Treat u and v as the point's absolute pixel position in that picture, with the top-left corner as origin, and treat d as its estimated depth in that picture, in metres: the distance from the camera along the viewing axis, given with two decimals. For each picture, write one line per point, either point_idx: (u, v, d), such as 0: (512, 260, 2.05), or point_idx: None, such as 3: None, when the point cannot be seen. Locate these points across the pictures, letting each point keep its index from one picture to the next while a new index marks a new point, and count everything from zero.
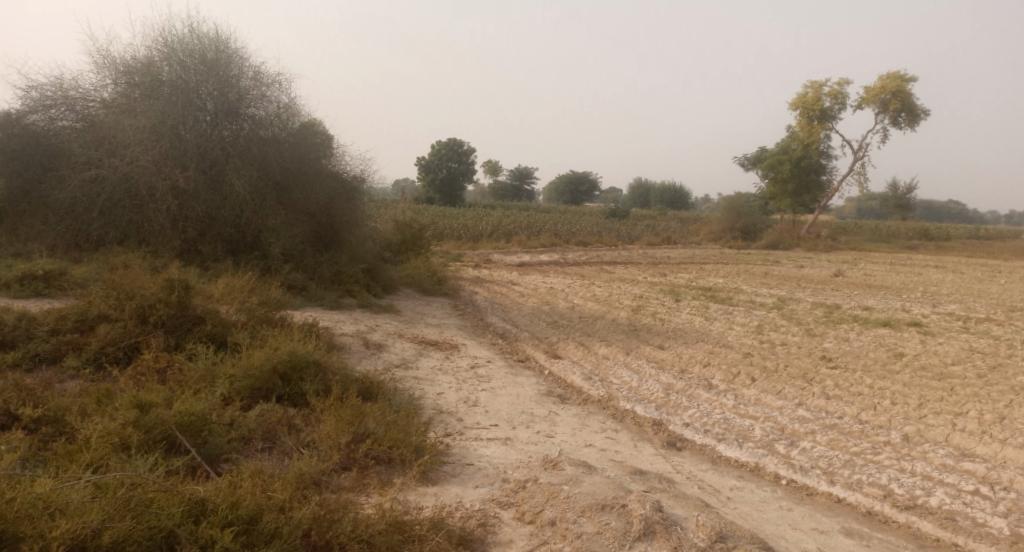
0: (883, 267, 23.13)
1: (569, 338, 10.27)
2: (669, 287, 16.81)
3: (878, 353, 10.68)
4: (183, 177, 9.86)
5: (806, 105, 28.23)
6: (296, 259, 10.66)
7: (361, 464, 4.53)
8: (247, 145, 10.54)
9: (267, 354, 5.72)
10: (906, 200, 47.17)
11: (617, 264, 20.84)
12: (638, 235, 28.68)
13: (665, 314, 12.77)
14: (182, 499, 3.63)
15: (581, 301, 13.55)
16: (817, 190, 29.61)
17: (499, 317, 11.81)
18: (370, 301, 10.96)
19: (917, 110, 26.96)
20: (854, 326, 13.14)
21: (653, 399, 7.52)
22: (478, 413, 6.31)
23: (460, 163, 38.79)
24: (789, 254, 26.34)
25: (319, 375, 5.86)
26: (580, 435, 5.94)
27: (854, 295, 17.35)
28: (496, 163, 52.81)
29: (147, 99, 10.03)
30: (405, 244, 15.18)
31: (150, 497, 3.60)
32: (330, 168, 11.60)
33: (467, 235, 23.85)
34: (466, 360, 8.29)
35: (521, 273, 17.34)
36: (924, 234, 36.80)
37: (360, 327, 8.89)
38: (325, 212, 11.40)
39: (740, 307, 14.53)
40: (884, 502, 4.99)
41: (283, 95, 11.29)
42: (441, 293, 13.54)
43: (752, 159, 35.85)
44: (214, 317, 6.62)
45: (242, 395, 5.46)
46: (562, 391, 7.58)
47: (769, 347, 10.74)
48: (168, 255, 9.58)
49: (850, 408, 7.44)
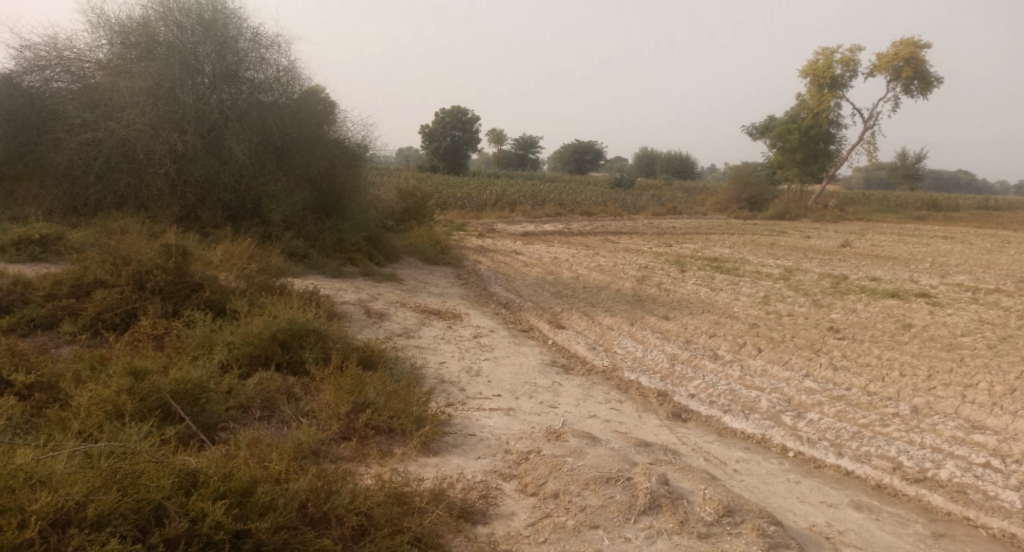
0: (891, 238, 22.90)
1: (573, 308, 10.16)
2: (674, 256, 16.66)
3: (886, 324, 10.55)
4: (181, 141, 9.70)
5: (817, 72, 27.75)
6: (297, 226, 10.53)
7: (360, 434, 4.44)
8: (246, 109, 10.36)
9: (267, 322, 5.62)
10: (915, 170, 46.64)
11: (622, 234, 20.66)
12: (643, 205, 28.43)
13: (670, 284, 12.63)
14: (172, 471, 3.52)
15: (586, 271, 13.42)
16: (825, 159, 29.24)
17: (503, 287, 11.70)
18: (373, 269, 10.86)
19: (930, 77, 26.46)
20: (861, 296, 13.00)
21: (658, 370, 7.43)
22: (481, 383, 6.22)
23: (464, 131, 38.35)
24: (796, 224, 26.08)
25: (319, 343, 5.77)
26: (584, 406, 5.85)
27: (862, 266, 17.18)
28: (501, 131, 52.29)
29: (144, 60, 9.84)
30: (408, 213, 15.03)
31: (139, 468, 3.50)
32: (332, 133, 11.42)
33: (471, 204, 23.64)
34: (469, 330, 8.20)
35: (525, 243, 17.19)
36: (932, 204, 36.44)
37: (362, 295, 8.79)
38: (326, 179, 11.24)
39: (746, 278, 14.39)
40: (893, 475, 4.91)
41: (283, 57, 11.10)
42: (444, 262, 13.42)
43: (760, 127, 35.40)
44: (213, 285, 6.52)
45: (241, 362, 5.37)
46: (566, 361, 7.49)
47: (776, 317, 10.62)
48: (167, 221, 9.45)
49: (858, 380, 7.34)
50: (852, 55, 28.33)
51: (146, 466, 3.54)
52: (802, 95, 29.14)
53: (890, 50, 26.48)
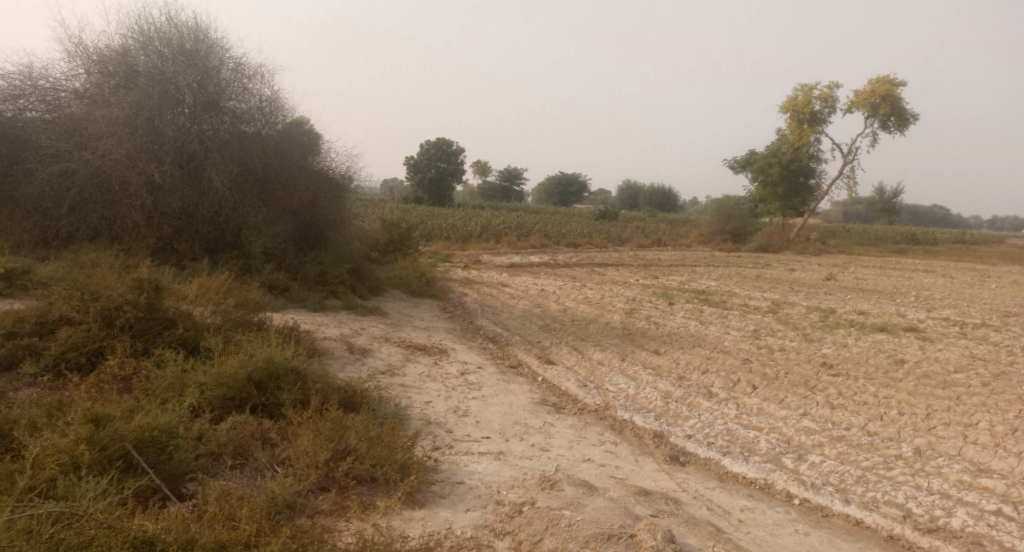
0: (874, 271, 22.95)
1: (561, 342, 9.91)
2: (661, 289, 16.51)
3: (878, 359, 10.39)
4: (159, 171, 9.43)
5: (797, 108, 28.04)
6: (278, 258, 10.24)
7: (341, 485, 4.14)
8: (227, 139, 10.12)
9: (242, 361, 5.32)
10: (893, 203, 47.20)
11: (607, 266, 20.52)
12: (628, 237, 28.39)
13: (659, 318, 12.43)
14: (125, 539, 3.25)
15: (573, 304, 13.20)
16: (806, 193, 29.40)
17: (490, 320, 11.44)
18: (356, 303, 10.58)
19: (907, 114, 26.77)
20: (850, 331, 12.86)
21: (652, 409, 7.17)
22: (469, 424, 5.94)
23: (449, 163, 38.39)
24: (780, 257, 26.11)
25: (298, 383, 5.47)
26: (577, 449, 5.58)
27: (848, 300, 17.11)
28: (485, 163, 52.40)
29: (122, 89, 9.60)
30: (392, 244, 14.79)
31: (89, 537, 3.22)
32: (316, 164, 11.18)
33: (456, 235, 23.46)
34: (456, 366, 7.91)
35: (511, 275, 16.96)
36: (911, 238, 36.73)
37: (344, 330, 8.50)
38: (308, 210, 10.98)
39: (734, 311, 14.23)
40: (904, 525, 4.67)
41: (266, 87, 10.90)
42: (429, 294, 13.15)
43: (742, 161, 35.66)
44: (187, 321, 6.22)
45: (214, 405, 5.07)
46: (557, 399, 7.22)
47: (767, 352, 10.43)
48: (142, 253, 9.15)
49: (856, 418, 7.13)
50: (831, 91, 28.70)
51: (98, 532, 3.26)
52: (783, 130, 29.41)
53: (867, 87, 26.87)
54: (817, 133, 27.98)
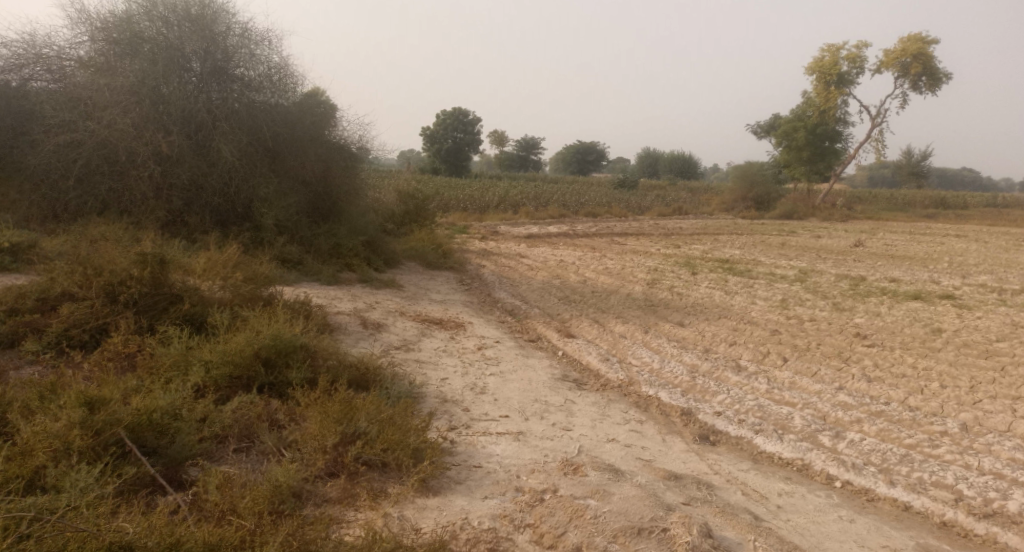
0: (904, 237, 22.29)
1: (583, 314, 9.58)
2: (684, 259, 16.08)
3: (914, 329, 9.94)
4: (167, 141, 9.16)
5: (823, 69, 27.16)
6: (290, 231, 9.99)
7: (350, 471, 3.88)
8: (235, 108, 9.82)
9: (248, 338, 5.06)
10: (921, 167, 45.95)
11: (628, 236, 20.08)
12: (649, 206, 27.84)
13: (683, 288, 12.04)
14: (100, 545, 2.98)
15: (593, 275, 12.84)
16: (832, 157, 28.60)
17: (508, 292, 11.13)
18: (372, 276, 10.33)
19: (940, 73, 25.82)
20: (882, 299, 12.39)
21: (678, 384, 6.85)
22: (487, 402, 5.66)
23: (466, 133, 37.81)
24: (804, 224, 25.47)
25: (308, 361, 5.21)
26: (601, 428, 5.29)
27: (878, 267, 16.56)
28: (503, 132, 51.69)
29: (127, 57, 9.31)
30: (408, 215, 14.46)
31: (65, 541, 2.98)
32: (328, 133, 10.85)
33: (474, 206, 23.10)
34: (473, 340, 7.62)
35: (529, 246, 16.60)
36: (940, 203, 35.74)
37: (358, 304, 8.24)
38: (321, 181, 10.68)
39: (760, 280, 13.78)
40: (957, 509, 4.36)
41: (275, 54, 10.55)
42: (446, 267, 12.85)
43: (765, 126, 34.77)
44: (193, 296, 5.98)
45: (220, 383, 4.83)
46: (578, 374, 6.91)
47: (797, 323, 10.03)
48: (151, 227, 8.93)
49: (895, 392, 6.75)
50: (859, 52, 27.74)
51: (74, 535, 3.02)
52: (809, 92, 28.55)
53: (898, 46, 25.94)
54: (844, 95, 27.12)
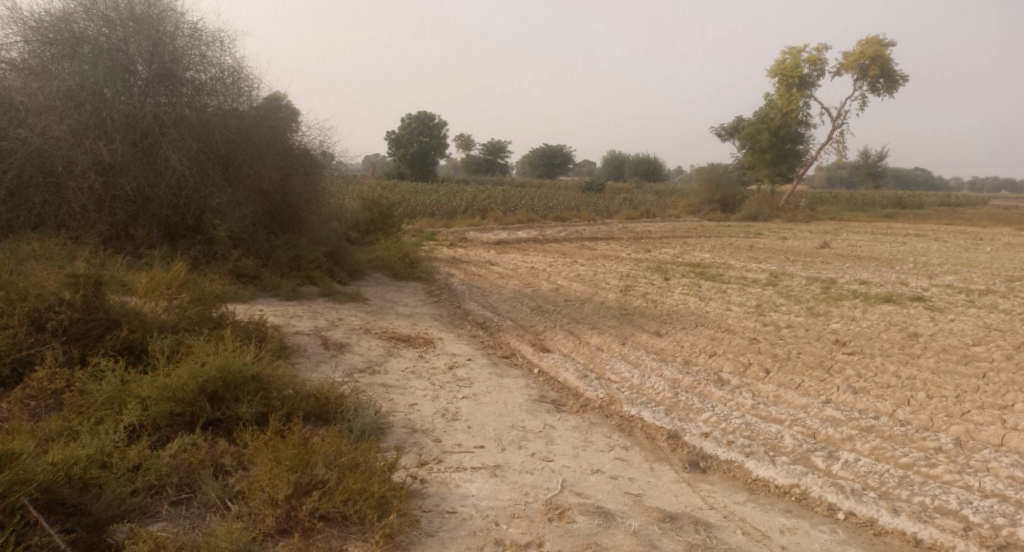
0: (867, 237, 22.40)
1: (556, 326, 9.21)
2: (655, 263, 15.82)
3: (892, 333, 9.74)
4: (108, 150, 8.61)
5: (785, 72, 27.27)
6: (246, 244, 9.50)
7: (305, 527, 3.53)
8: (185, 114, 9.29)
9: (193, 370, 4.62)
10: (879, 167, 46.65)
11: (597, 240, 19.82)
12: (616, 209, 27.65)
13: (656, 295, 11.73)
14: None
15: (565, 282, 12.47)
16: (795, 159, 28.74)
17: (478, 303, 10.71)
18: (334, 289, 9.85)
19: (897, 75, 26.10)
20: (855, 302, 12.22)
21: (660, 402, 6.51)
22: (460, 430, 5.27)
23: (431, 137, 37.35)
24: (770, 226, 25.48)
25: (260, 393, 4.78)
26: (583, 458, 4.91)
27: (847, 269, 16.51)
28: (469, 135, 51.21)
29: (65, 59, 8.71)
30: (373, 223, 13.99)
31: None
32: (285, 139, 10.35)
33: (440, 211, 22.62)
34: (443, 359, 7.19)
35: (498, 252, 16.21)
36: (898, 202, 36.26)
37: (319, 322, 7.75)
38: (280, 190, 10.19)
39: (733, 285, 13.55)
40: (967, 540, 4.13)
41: (227, 55, 10.01)
42: (413, 277, 12.38)
43: (728, 128, 34.87)
44: (134, 322, 5.50)
45: (160, 421, 4.39)
46: (556, 394, 6.52)
47: (774, 330, 9.79)
48: (93, 242, 8.37)
49: (883, 404, 6.48)
50: (819, 54, 27.92)
51: None
52: (771, 95, 28.65)
53: (856, 49, 26.16)
54: (805, 98, 27.25)
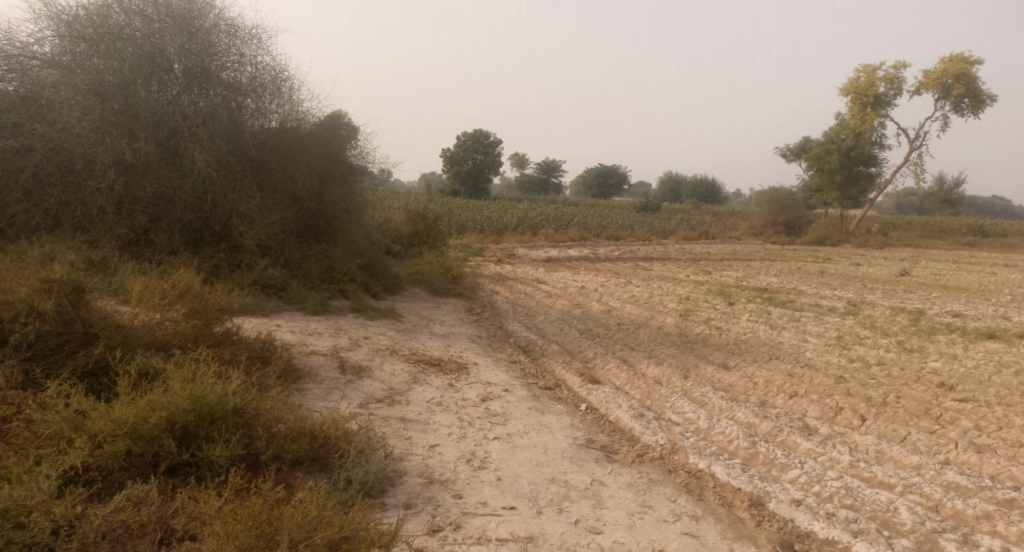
0: (948, 265, 20.64)
1: (609, 353, 8.11)
2: (718, 287, 14.55)
3: (1005, 376, 8.30)
4: (131, 148, 7.93)
5: (858, 90, 25.60)
6: (275, 253, 8.72)
7: None
8: (217, 113, 8.55)
9: (161, 399, 3.74)
10: (954, 193, 43.97)
11: (654, 260, 18.63)
12: (674, 230, 26.38)
13: (721, 321, 10.51)
14: None
15: (618, 304, 11.34)
16: (866, 181, 26.93)
17: (523, 324, 9.69)
18: (367, 305, 9.01)
19: (983, 94, 24.19)
20: (951, 337, 10.73)
21: (734, 454, 5.36)
22: (488, 484, 4.28)
23: (487, 155, 36.65)
24: (840, 250, 23.83)
25: (241, 431, 3.87)
26: (643, 532, 3.91)
27: (932, 299, 14.92)
28: (523, 155, 50.44)
29: (94, 53, 8.04)
30: (416, 236, 13.14)
31: None
32: (324, 144, 9.52)
33: (490, 228, 21.75)
34: (476, 389, 6.17)
35: (548, 270, 15.17)
36: (977, 230, 33.89)
37: (342, 340, 6.86)
38: (315, 198, 9.37)
39: (807, 313, 12.17)
40: None
41: (265, 54, 9.26)
42: (455, 293, 11.44)
43: (794, 149, 33.23)
44: (115, 337, 4.66)
45: (113, 465, 3.51)
46: (607, 438, 5.42)
47: (862, 367, 8.47)
48: (108, 247, 7.70)
49: (1020, 469, 5.20)
50: (897, 72, 26.17)
51: None
52: (842, 114, 26.97)
53: (937, 67, 24.37)
54: (880, 117, 25.53)
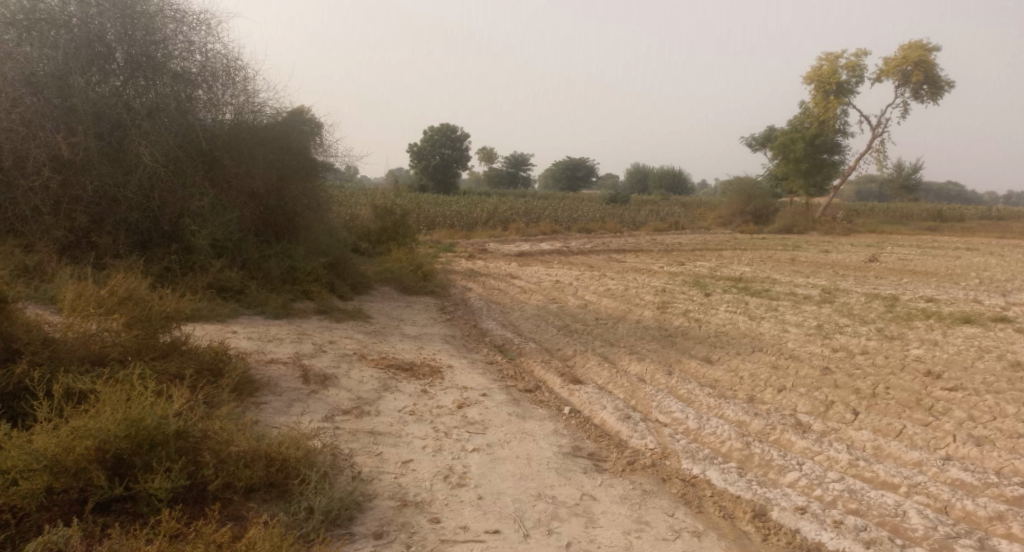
0: (915, 250, 20.71)
1: (588, 350, 7.75)
2: (692, 278, 14.29)
3: (991, 362, 8.12)
4: (68, 143, 7.36)
5: (821, 78, 25.58)
6: (231, 253, 8.20)
7: None
8: (164, 104, 7.98)
9: (89, 426, 3.28)
10: (914, 179, 44.52)
11: (626, 252, 18.37)
12: (644, 221, 26.18)
13: (700, 313, 10.22)
14: None
15: (594, 298, 10.99)
16: (831, 169, 26.98)
17: (497, 322, 9.30)
18: (333, 306, 8.54)
19: (942, 80, 24.32)
20: (930, 323, 10.57)
21: (727, 457, 5.04)
22: (468, 504, 3.90)
23: (454, 149, 36.11)
24: (808, 238, 23.83)
25: (185, 457, 3.45)
26: None
27: (905, 284, 14.85)
28: (490, 149, 49.92)
29: (25, 41, 7.43)
30: (384, 233, 12.64)
31: None
32: (283, 136, 8.96)
33: (460, 223, 21.31)
34: (451, 395, 5.75)
35: (520, 265, 14.77)
36: (939, 215, 34.29)
37: (305, 346, 6.39)
38: (273, 194, 8.84)
39: (784, 302, 11.95)
40: None
41: (215, 41, 8.67)
42: (425, 291, 10.99)
43: (760, 138, 33.28)
44: (41, 353, 4.21)
45: (30, 506, 3.09)
46: (593, 444, 5.06)
47: (847, 357, 8.23)
48: (47, 251, 7.16)
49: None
50: (858, 59, 26.22)
51: None
52: (806, 103, 26.97)
53: (897, 54, 24.45)
54: (843, 105, 25.58)
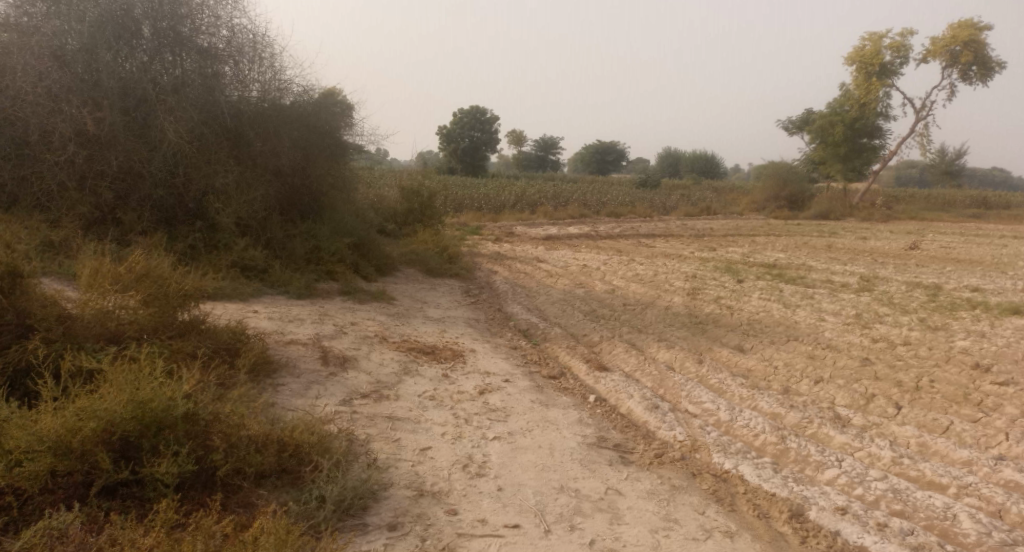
0: (957, 238, 20.00)
1: (616, 336, 7.51)
2: (724, 264, 13.91)
3: None
4: (93, 118, 7.27)
5: (863, 60, 24.76)
6: (255, 232, 8.09)
7: None
8: (190, 80, 7.85)
9: (95, 407, 3.15)
10: (956, 165, 43.16)
11: (656, 237, 18.00)
12: (675, 205, 25.71)
13: (732, 300, 9.90)
14: None
15: (622, 283, 10.72)
16: (871, 153, 26.19)
17: (523, 306, 9.09)
18: (356, 287, 8.40)
19: (992, 62, 23.40)
20: (976, 314, 10.10)
21: (761, 451, 4.78)
22: (487, 496, 3.72)
23: (483, 132, 35.81)
24: (844, 224, 23.18)
25: (194, 442, 3.30)
26: None
27: (948, 273, 14.29)
28: (520, 133, 49.49)
29: (50, 15, 7.33)
30: (410, 215, 12.47)
31: None
32: (309, 114, 8.80)
33: (487, 206, 21.08)
34: (473, 380, 5.57)
35: (548, 248, 14.52)
36: (982, 203, 33.21)
37: (325, 327, 6.25)
38: (299, 173, 8.70)
39: (820, 290, 11.55)
40: None
41: (242, 17, 8.50)
42: (450, 273, 10.81)
43: (797, 122, 32.46)
44: (54, 330, 4.12)
45: (34, 489, 2.96)
46: (619, 435, 4.84)
47: (887, 348, 7.88)
48: (71, 226, 7.11)
49: None
50: (903, 40, 25.31)
51: None
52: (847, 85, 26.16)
53: (945, 34, 23.55)
54: (886, 87, 24.75)
